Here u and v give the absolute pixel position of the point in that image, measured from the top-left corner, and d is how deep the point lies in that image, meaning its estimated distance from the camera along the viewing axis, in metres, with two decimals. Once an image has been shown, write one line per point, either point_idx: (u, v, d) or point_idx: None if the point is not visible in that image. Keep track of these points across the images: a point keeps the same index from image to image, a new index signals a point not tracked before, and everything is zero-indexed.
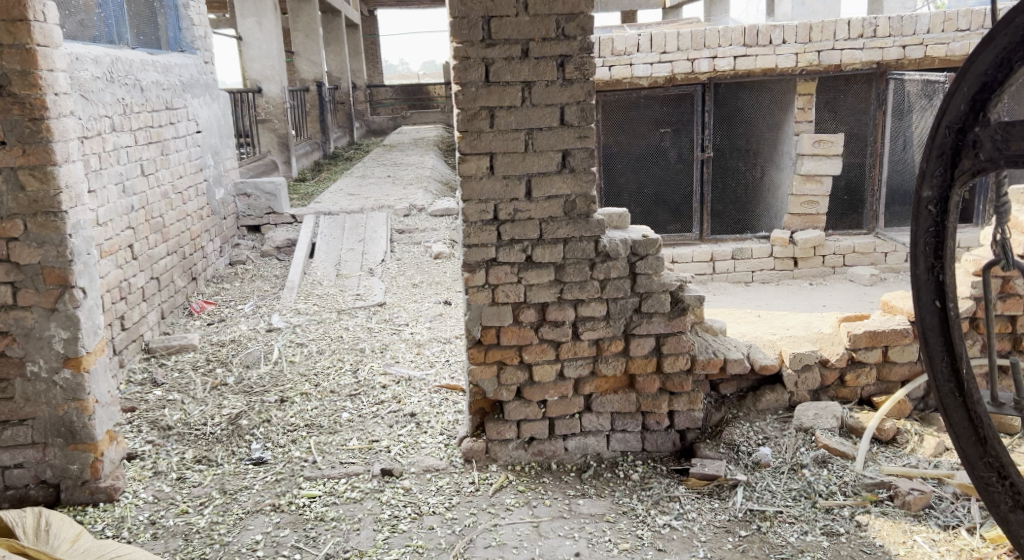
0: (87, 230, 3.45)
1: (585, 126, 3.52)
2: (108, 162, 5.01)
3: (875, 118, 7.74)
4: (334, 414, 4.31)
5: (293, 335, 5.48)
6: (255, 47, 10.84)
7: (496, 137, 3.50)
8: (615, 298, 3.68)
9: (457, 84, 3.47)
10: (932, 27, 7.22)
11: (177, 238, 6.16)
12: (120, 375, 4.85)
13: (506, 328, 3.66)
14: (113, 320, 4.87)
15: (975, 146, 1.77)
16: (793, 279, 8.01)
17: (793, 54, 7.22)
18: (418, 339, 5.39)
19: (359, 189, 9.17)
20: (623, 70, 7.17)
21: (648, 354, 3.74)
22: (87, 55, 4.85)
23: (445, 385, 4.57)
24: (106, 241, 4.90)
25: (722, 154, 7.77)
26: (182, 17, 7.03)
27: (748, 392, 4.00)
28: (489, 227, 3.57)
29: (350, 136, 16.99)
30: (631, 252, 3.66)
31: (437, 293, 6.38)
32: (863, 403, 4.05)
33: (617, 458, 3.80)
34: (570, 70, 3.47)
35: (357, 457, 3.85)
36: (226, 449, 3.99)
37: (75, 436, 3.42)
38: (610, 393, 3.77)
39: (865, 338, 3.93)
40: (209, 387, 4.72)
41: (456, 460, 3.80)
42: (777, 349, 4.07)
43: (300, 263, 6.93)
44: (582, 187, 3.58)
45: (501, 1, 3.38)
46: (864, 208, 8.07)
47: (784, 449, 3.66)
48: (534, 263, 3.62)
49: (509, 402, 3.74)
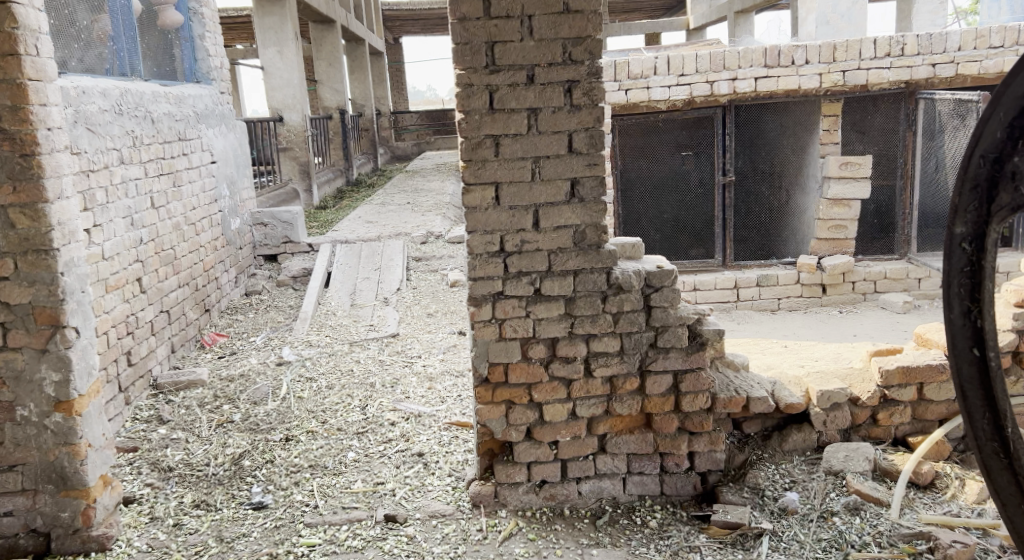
0: (81, 268, 3.35)
1: (594, 153, 3.36)
2: (115, 195, 4.94)
3: (905, 139, 7.49)
4: (339, 453, 4.16)
5: (302, 368, 5.35)
6: (276, 76, 10.88)
7: (501, 166, 3.35)
8: (629, 332, 3.49)
9: (460, 111, 3.33)
10: (964, 44, 6.93)
11: (189, 270, 6.08)
12: (125, 413, 4.76)
13: (515, 366, 3.48)
14: (119, 356, 4.78)
15: (1014, 178, 1.58)
16: (822, 307, 7.73)
17: (818, 75, 6.98)
18: (430, 372, 5.23)
19: (378, 216, 9.08)
20: (640, 94, 6.98)
21: (665, 393, 3.54)
22: (94, 88, 4.80)
23: (455, 422, 4.40)
24: (112, 275, 4.81)
25: (745, 178, 7.59)
26: (198, 48, 7.00)
27: (773, 431, 3.77)
28: (495, 259, 3.41)
29: (374, 162, 16.98)
30: (645, 284, 3.47)
31: (451, 323, 6.22)
32: (898, 444, 3.78)
33: (634, 503, 3.59)
34: (578, 95, 3.31)
35: (361, 501, 3.69)
36: (226, 492, 3.85)
37: (66, 482, 3.30)
38: (626, 433, 3.56)
39: (897, 374, 3.69)
40: (214, 425, 4.60)
41: (464, 504, 3.62)
42: (803, 385, 3.83)
43: (314, 293, 6.82)
44: (593, 217, 3.40)
45: (505, 26, 3.25)
46: (896, 232, 7.78)
47: (813, 495, 3.42)
48: (544, 297, 3.44)
49: (518, 443, 3.55)
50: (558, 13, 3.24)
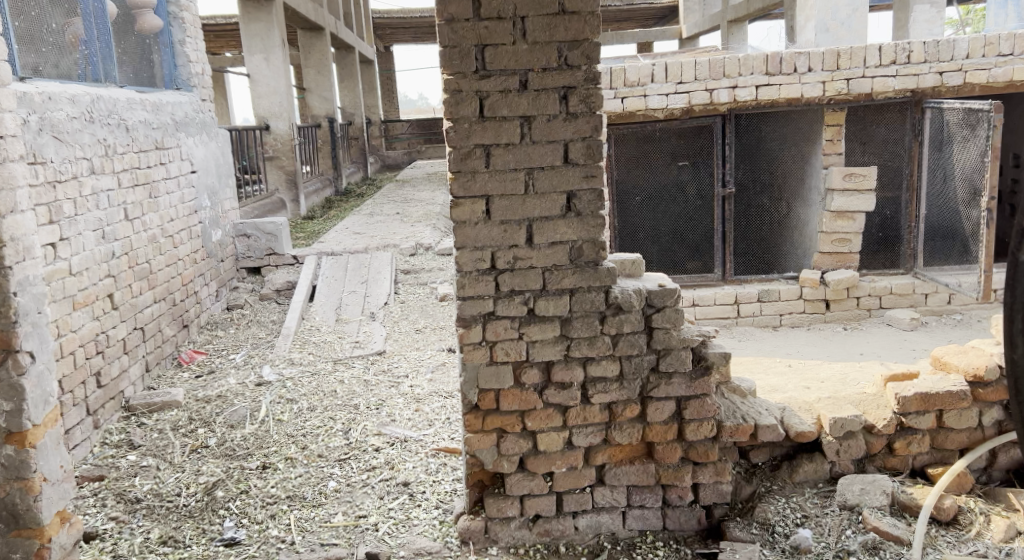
0: (36, 286, 3.12)
1: (592, 164, 3.13)
2: (84, 207, 4.68)
3: (911, 149, 7.30)
4: (319, 483, 3.90)
5: (283, 389, 5.07)
6: (263, 84, 10.61)
7: (491, 178, 3.12)
8: (629, 355, 3.25)
9: (448, 120, 3.10)
10: (972, 52, 6.74)
11: (166, 285, 5.82)
12: (94, 437, 4.50)
13: (507, 392, 3.23)
14: (87, 377, 4.53)
15: None
16: (825, 323, 7.55)
17: (820, 83, 6.79)
18: (418, 393, 4.97)
19: (366, 227, 8.81)
20: (637, 102, 6.77)
21: (668, 420, 3.30)
22: (61, 94, 4.56)
23: (443, 448, 4.15)
24: (80, 291, 4.55)
25: (745, 189, 7.42)
26: (178, 54, 6.76)
27: (783, 461, 3.54)
28: (486, 277, 3.17)
29: (363, 171, 16.71)
30: (647, 303, 3.24)
31: (441, 339, 5.97)
32: (917, 475, 3.56)
33: (635, 539, 3.35)
34: (574, 102, 3.09)
35: (341, 537, 3.44)
36: (197, 526, 3.59)
37: (18, 521, 3.03)
38: (626, 464, 3.32)
39: (915, 402, 3.46)
40: (187, 450, 4.34)
41: (452, 541, 3.37)
42: (815, 412, 3.61)
43: (298, 307, 6.57)
44: (590, 232, 3.17)
45: (496, 28, 3.03)
46: (901, 246, 7.57)
47: (827, 531, 3.20)
48: (537, 318, 3.20)
49: (510, 474, 3.30)
50: (553, 15, 3.03)
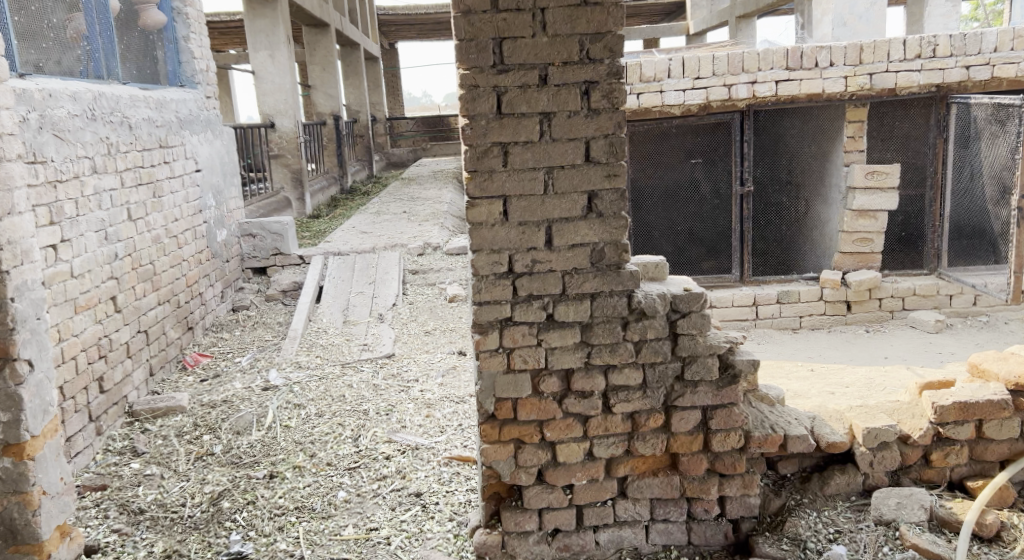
0: (35, 292, 3.00)
1: (614, 163, 2.99)
2: (86, 208, 4.55)
3: (935, 147, 7.12)
4: (329, 493, 3.76)
5: (290, 394, 4.93)
6: (268, 81, 10.44)
7: (510, 177, 2.97)
8: (653, 362, 3.11)
9: (464, 116, 2.95)
10: (1000, 45, 6.57)
11: (170, 286, 5.69)
12: (96, 445, 4.38)
13: (525, 401, 3.09)
14: (89, 383, 4.40)
15: None
16: (846, 325, 7.41)
17: (842, 78, 6.63)
18: (429, 398, 4.83)
19: (373, 226, 8.65)
20: (653, 98, 6.61)
21: (693, 431, 3.16)
22: (62, 91, 4.43)
23: (456, 457, 4.00)
24: (82, 295, 4.42)
25: (763, 187, 7.27)
26: (181, 49, 6.62)
27: (812, 473, 3.40)
28: (503, 282, 3.02)
29: (368, 168, 16.54)
30: (671, 309, 3.10)
31: (451, 342, 5.82)
32: (954, 488, 3.41)
33: (659, 554, 3.22)
34: (597, 98, 2.94)
35: (352, 551, 3.30)
36: (202, 540, 3.47)
37: (16, 536, 2.90)
38: (650, 476, 3.18)
39: (954, 411, 3.31)
40: (192, 458, 4.21)
41: (467, 556, 3.24)
42: (845, 422, 3.46)
43: (306, 308, 6.43)
44: (612, 234, 3.03)
45: (515, 21, 2.88)
46: (924, 245, 7.42)
47: (863, 549, 3.08)
48: (557, 323, 3.06)
49: (528, 487, 3.16)
50: (575, 6, 2.88)
